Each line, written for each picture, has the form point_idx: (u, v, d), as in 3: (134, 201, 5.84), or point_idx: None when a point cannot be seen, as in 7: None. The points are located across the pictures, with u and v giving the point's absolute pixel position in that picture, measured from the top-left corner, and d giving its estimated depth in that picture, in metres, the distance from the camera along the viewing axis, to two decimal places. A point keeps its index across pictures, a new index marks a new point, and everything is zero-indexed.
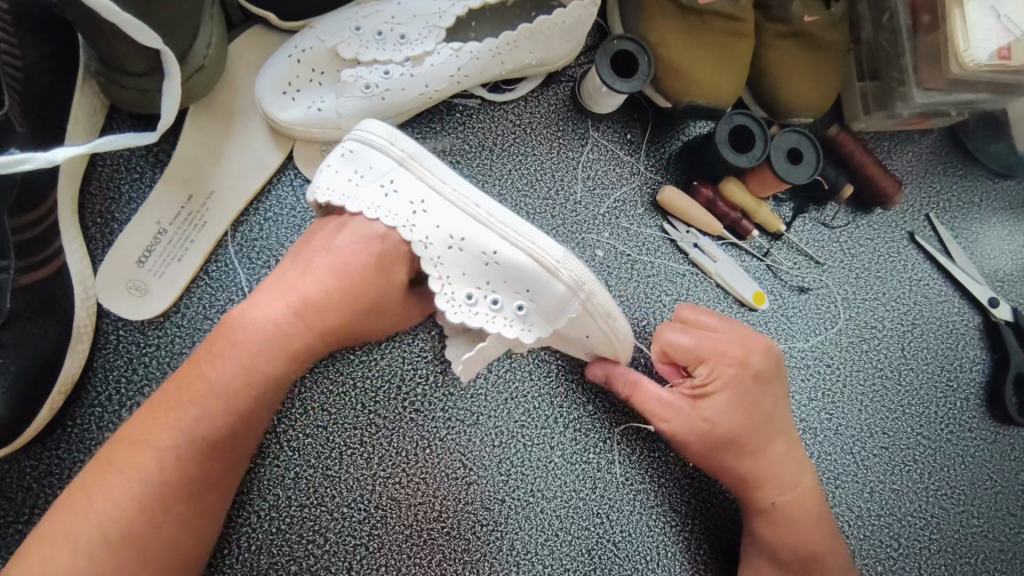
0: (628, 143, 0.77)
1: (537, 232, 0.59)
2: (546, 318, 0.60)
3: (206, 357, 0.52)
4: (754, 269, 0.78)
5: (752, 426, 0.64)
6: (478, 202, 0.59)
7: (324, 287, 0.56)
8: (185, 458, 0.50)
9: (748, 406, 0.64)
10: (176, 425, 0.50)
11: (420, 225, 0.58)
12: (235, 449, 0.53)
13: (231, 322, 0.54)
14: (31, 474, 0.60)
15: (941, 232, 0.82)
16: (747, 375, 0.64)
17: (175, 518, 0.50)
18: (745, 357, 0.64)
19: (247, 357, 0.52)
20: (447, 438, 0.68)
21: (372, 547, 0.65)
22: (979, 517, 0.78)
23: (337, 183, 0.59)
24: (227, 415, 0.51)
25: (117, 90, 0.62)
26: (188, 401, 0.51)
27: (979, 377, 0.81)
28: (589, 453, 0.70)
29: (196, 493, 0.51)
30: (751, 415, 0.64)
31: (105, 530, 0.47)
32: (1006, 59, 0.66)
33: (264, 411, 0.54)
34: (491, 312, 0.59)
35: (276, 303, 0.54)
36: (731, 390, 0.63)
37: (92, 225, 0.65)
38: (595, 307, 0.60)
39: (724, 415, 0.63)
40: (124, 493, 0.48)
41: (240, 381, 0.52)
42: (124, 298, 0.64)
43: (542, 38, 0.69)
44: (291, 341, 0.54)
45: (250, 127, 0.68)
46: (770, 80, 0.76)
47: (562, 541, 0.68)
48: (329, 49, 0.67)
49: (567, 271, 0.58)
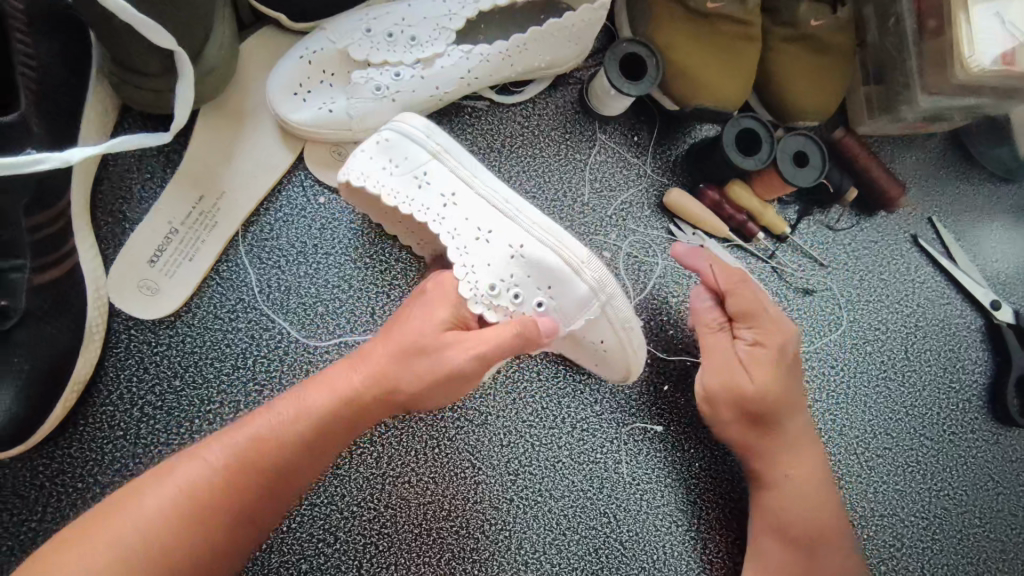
0: (635, 145, 0.78)
1: (562, 232, 0.62)
2: (566, 317, 0.62)
3: (274, 401, 0.54)
4: (760, 271, 0.78)
5: (792, 402, 0.65)
6: (507, 199, 0.63)
7: (401, 354, 0.54)
8: (234, 484, 0.49)
9: (789, 382, 0.65)
10: (233, 446, 0.51)
11: (450, 217, 0.61)
12: (284, 492, 0.53)
13: (317, 380, 0.55)
14: (44, 473, 0.60)
15: (944, 236, 0.83)
16: (788, 354, 0.65)
17: (214, 544, 0.48)
18: (789, 339, 0.66)
19: (316, 402, 0.53)
20: (457, 437, 0.69)
21: (382, 545, 0.65)
22: (981, 517, 0.79)
23: (370, 169, 0.62)
24: (287, 456, 0.51)
25: (130, 90, 0.62)
26: (252, 432, 0.52)
27: (981, 378, 0.82)
28: (597, 453, 0.70)
29: (237, 524, 0.50)
30: (793, 393, 0.66)
31: (146, 538, 0.45)
32: (1010, 64, 0.66)
33: (321, 460, 0.54)
34: (512, 305, 0.61)
35: (351, 368, 0.55)
36: (776, 364, 0.65)
37: (104, 225, 0.65)
38: (613, 311, 0.63)
39: (768, 382, 0.64)
40: (172, 502, 0.47)
41: (303, 424, 0.52)
42: (135, 297, 0.64)
43: (551, 40, 0.69)
44: (365, 398, 0.54)
45: (261, 128, 0.68)
46: (776, 83, 0.76)
47: (570, 541, 0.68)
48: (339, 50, 0.67)
49: (590, 273, 0.61)
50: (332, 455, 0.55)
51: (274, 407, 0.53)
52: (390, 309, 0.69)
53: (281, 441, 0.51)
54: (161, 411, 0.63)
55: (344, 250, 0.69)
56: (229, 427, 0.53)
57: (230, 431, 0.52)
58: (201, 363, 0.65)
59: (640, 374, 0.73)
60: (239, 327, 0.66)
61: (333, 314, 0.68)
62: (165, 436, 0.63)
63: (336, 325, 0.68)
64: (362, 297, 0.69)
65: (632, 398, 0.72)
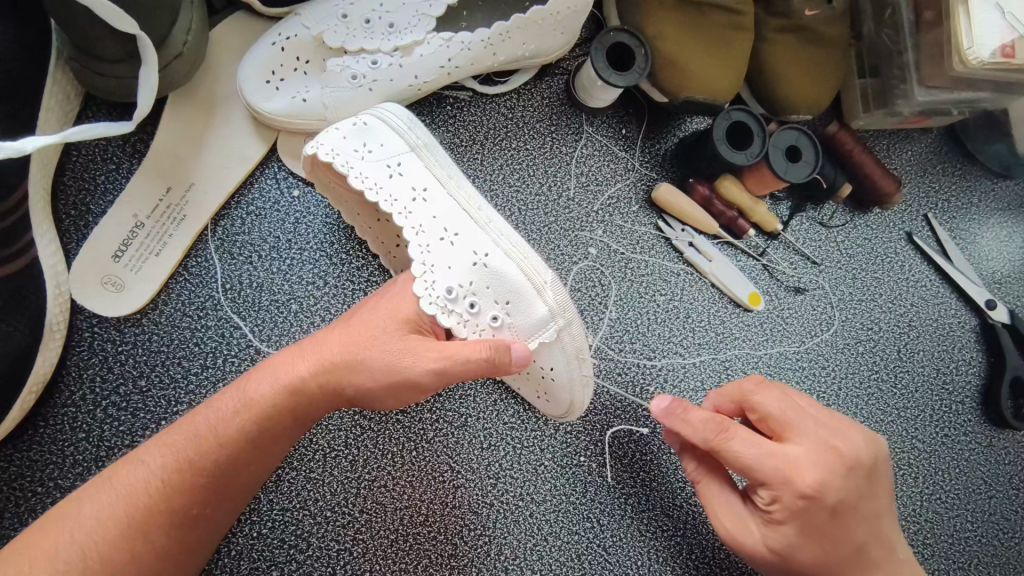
0: (623, 139, 0.75)
1: (528, 249, 0.60)
2: (518, 337, 0.58)
3: (217, 395, 0.52)
4: (750, 269, 0.76)
5: (839, 557, 0.53)
6: (480, 207, 0.61)
7: (351, 348, 0.53)
8: (172, 484, 0.47)
9: (827, 537, 0.52)
10: (173, 447, 0.48)
11: (417, 212, 0.59)
12: (233, 488, 0.51)
13: (258, 370, 0.53)
14: (2, 476, 0.58)
15: (940, 233, 0.80)
16: (821, 507, 0.50)
17: (159, 548, 0.47)
18: (821, 488, 0.50)
19: (259, 393, 0.51)
20: (435, 440, 0.67)
21: (356, 551, 0.63)
22: (974, 521, 0.77)
23: (342, 148, 0.59)
24: (227, 450, 0.49)
25: (91, 76, 0.59)
26: (192, 429, 0.49)
27: (975, 379, 0.80)
28: (580, 456, 0.68)
29: (184, 524, 0.48)
30: (835, 547, 0.53)
31: (84, 548, 0.44)
32: (1010, 57, 0.63)
33: (269, 452, 0.52)
34: (464, 313, 0.57)
35: (296, 356, 0.53)
36: (803, 524, 0.51)
37: (66, 218, 0.62)
38: (569, 337, 0.60)
39: (794, 547, 0.52)
40: (110, 509, 0.45)
41: (246, 417, 0.50)
42: (99, 294, 0.61)
43: (536, 29, 0.66)
44: (309, 383, 0.52)
45: (232, 117, 0.66)
46: (768, 74, 0.74)
47: (552, 546, 0.66)
48: (314, 37, 0.64)
49: (552, 294, 0.58)
50: (280, 446, 0.53)
51: (214, 401, 0.51)
52: None
53: (221, 437, 0.49)
54: (126, 413, 0.61)
55: (319, 245, 0.67)
56: (172, 425, 0.51)
57: (172, 429, 0.50)
58: (169, 362, 0.62)
59: (626, 374, 0.71)
60: (208, 325, 0.63)
61: (307, 312, 0.65)
62: (130, 439, 0.61)
63: (310, 324, 0.65)
64: (337, 294, 0.66)
65: (618, 400, 0.70)
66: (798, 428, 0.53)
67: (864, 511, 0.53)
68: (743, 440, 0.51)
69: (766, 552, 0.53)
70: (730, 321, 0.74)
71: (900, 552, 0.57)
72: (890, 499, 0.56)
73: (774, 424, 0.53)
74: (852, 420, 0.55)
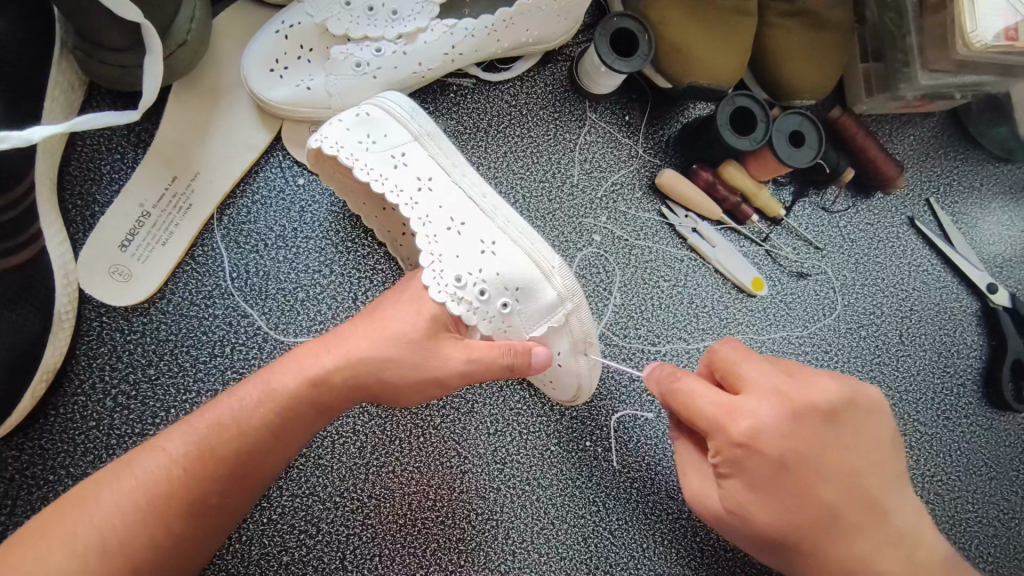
0: (626, 125, 0.75)
1: (535, 236, 0.61)
2: (526, 323, 0.59)
3: (239, 384, 0.52)
4: (753, 254, 0.76)
5: (804, 519, 0.50)
6: (485, 195, 0.61)
7: (372, 348, 0.53)
8: (189, 470, 0.47)
9: (782, 493, 0.49)
10: (194, 434, 0.49)
11: (424, 202, 0.59)
12: (254, 478, 0.51)
13: (283, 361, 0.53)
14: (14, 465, 0.58)
15: (941, 217, 0.81)
16: (762, 456, 0.48)
17: (176, 536, 0.47)
18: (756, 435, 0.48)
19: (281, 387, 0.51)
20: (443, 426, 0.67)
21: (365, 536, 0.64)
22: (974, 502, 0.78)
23: (346, 141, 0.59)
24: (245, 439, 0.49)
25: (95, 66, 0.59)
26: (214, 418, 0.50)
27: (976, 363, 0.81)
28: (586, 441, 0.69)
29: (202, 511, 0.48)
30: (797, 506, 0.49)
31: (102, 532, 0.45)
32: (1014, 40, 0.63)
33: (290, 443, 0.52)
34: (474, 301, 0.57)
35: (321, 350, 0.53)
36: (750, 477, 0.49)
37: (72, 208, 0.62)
38: (577, 322, 0.61)
39: (748, 507, 0.50)
40: (129, 494, 0.46)
41: (268, 409, 0.50)
42: (107, 283, 0.62)
43: (539, 15, 0.66)
44: (332, 378, 0.52)
45: (235, 106, 0.65)
46: (772, 59, 0.74)
47: (558, 530, 0.67)
48: (318, 24, 0.64)
49: (560, 280, 0.59)
50: (302, 437, 0.53)
51: (236, 391, 0.51)
52: (374, 294, 0.67)
53: (242, 427, 0.49)
54: (135, 402, 0.61)
55: (325, 233, 0.67)
56: (193, 413, 0.51)
57: (195, 417, 0.50)
58: (177, 351, 0.63)
59: (631, 360, 0.71)
60: (215, 313, 0.64)
61: (314, 300, 0.66)
62: (140, 427, 0.61)
63: (317, 312, 0.65)
64: (343, 283, 0.67)
65: (622, 385, 0.71)
66: (750, 379, 0.51)
67: (824, 464, 0.50)
68: (686, 388, 0.51)
69: (727, 515, 0.51)
70: (733, 306, 0.75)
71: (889, 518, 0.51)
72: (868, 457, 0.52)
73: (730, 378, 0.52)
74: (818, 370, 0.53)
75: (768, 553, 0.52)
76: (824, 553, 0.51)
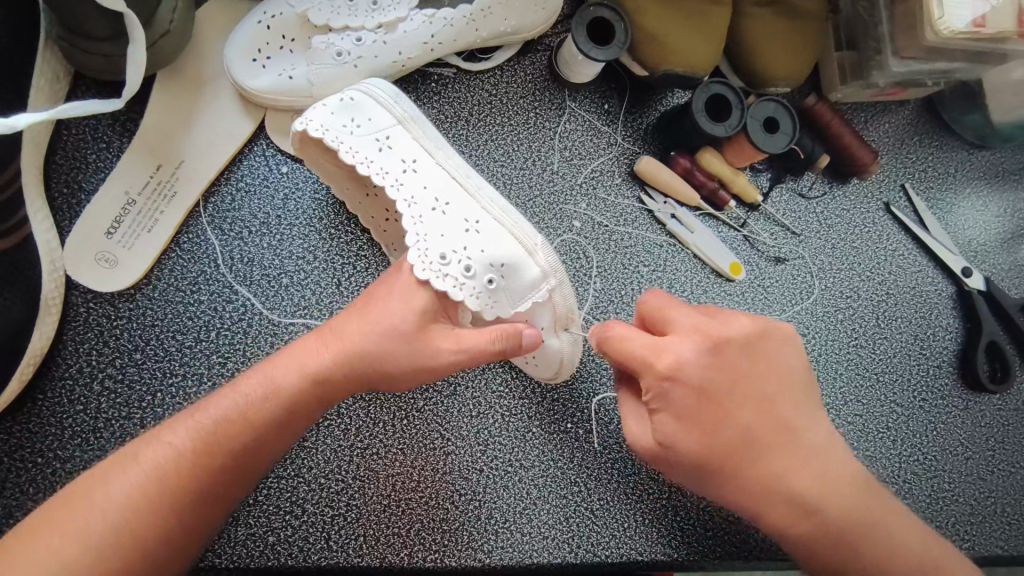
0: (606, 113, 0.77)
1: (517, 214, 0.62)
2: (512, 299, 0.60)
3: (242, 378, 0.53)
4: (731, 239, 0.78)
5: (725, 443, 0.53)
6: (469, 176, 0.63)
7: (369, 341, 0.53)
8: (198, 461, 0.49)
9: (703, 422, 0.53)
10: (200, 427, 0.50)
11: (408, 183, 0.60)
12: (260, 465, 0.52)
13: (285, 355, 0.54)
14: (3, 448, 0.60)
15: (917, 203, 0.82)
16: (685, 385, 0.52)
17: (184, 525, 0.48)
18: (678, 368, 0.52)
19: (284, 381, 0.52)
20: (425, 408, 0.68)
21: (350, 517, 0.65)
22: (950, 482, 0.79)
23: (330, 124, 0.60)
24: (251, 434, 0.50)
25: (79, 55, 0.60)
26: (220, 413, 0.51)
27: (952, 345, 0.82)
28: (567, 423, 0.70)
29: (210, 501, 0.50)
30: (717, 430, 0.53)
31: (115, 522, 0.46)
32: (981, 27, 0.65)
33: (294, 434, 0.53)
34: (460, 277, 0.57)
35: (321, 345, 0.54)
36: (675, 408, 0.53)
37: (59, 196, 0.64)
38: (561, 297, 0.62)
39: (675, 437, 0.53)
40: (139, 486, 0.47)
41: (275, 404, 0.51)
42: (93, 269, 0.63)
43: (517, 4, 0.68)
44: (329, 373, 0.52)
45: (219, 96, 0.67)
46: (747, 48, 0.75)
47: (540, 510, 0.68)
48: (299, 15, 0.66)
49: (543, 256, 0.61)
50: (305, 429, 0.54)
51: (240, 384, 0.53)
52: (356, 280, 0.68)
53: (247, 421, 0.51)
54: (122, 386, 0.62)
55: (309, 221, 0.68)
56: (196, 407, 0.52)
57: (199, 410, 0.51)
58: (163, 336, 0.64)
59: None
60: (201, 299, 0.65)
61: (298, 286, 0.67)
62: (127, 411, 0.62)
63: (301, 297, 0.67)
64: (327, 268, 0.68)
65: (603, 367, 0.72)
66: (677, 321, 0.55)
67: (742, 390, 0.54)
68: (621, 335, 0.54)
69: (658, 448, 0.54)
70: (712, 291, 0.76)
71: (802, 439, 0.55)
72: (780, 387, 0.55)
73: (662, 324, 0.56)
74: (737, 310, 0.57)
75: (702, 486, 0.55)
76: (746, 477, 0.54)
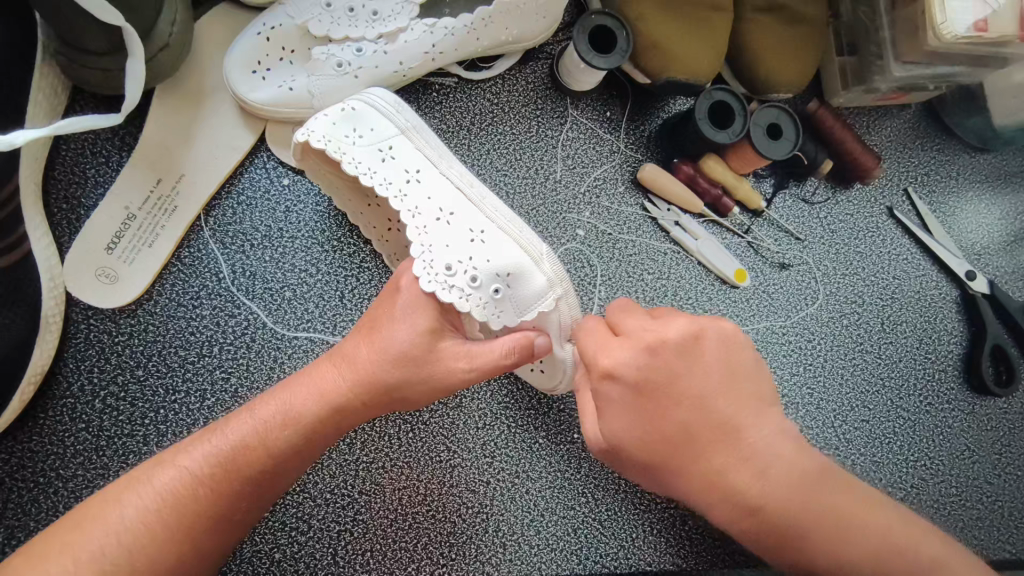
0: (608, 121, 0.76)
1: (522, 225, 0.62)
2: (518, 308, 0.59)
3: (259, 401, 0.52)
4: (735, 246, 0.78)
5: (663, 441, 0.51)
6: (472, 185, 0.63)
7: (384, 367, 0.53)
8: (214, 486, 0.48)
9: (641, 420, 0.52)
10: (216, 452, 0.49)
11: (412, 194, 0.60)
12: (277, 489, 0.52)
13: (301, 378, 0.54)
14: (3, 468, 0.59)
15: (920, 207, 0.82)
16: (618, 383, 0.52)
17: (202, 550, 0.48)
18: (612, 366, 0.52)
19: (303, 409, 0.51)
20: (431, 421, 0.68)
21: (357, 532, 0.64)
22: (957, 486, 0.79)
23: (333, 134, 0.60)
24: (270, 461, 0.50)
25: (77, 69, 0.60)
26: (238, 438, 0.50)
27: (956, 349, 0.82)
28: (574, 433, 0.70)
29: (226, 526, 0.49)
30: (656, 429, 0.51)
31: (129, 548, 0.45)
32: (983, 31, 0.65)
33: (310, 459, 0.53)
34: (466, 287, 0.57)
35: (337, 368, 0.53)
36: (615, 406, 0.53)
37: (58, 212, 0.63)
38: (566, 307, 0.61)
39: (616, 434, 0.53)
40: (154, 510, 0.47)
41: (296, 431, 0.51)
42: (93, 286, 0.62)
43: (518, 13, 0.67)
44: (348, 400, 0.52)
45: (219, 108, 0.66)
46: (748, 54, 0.75)
47: (549, 522, 0.68)
48: (299, 26, 0.65)
49: (548, 264, 0.61)
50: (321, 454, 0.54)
51: (256, 407, 0.52)
52: (359, 292, 0.67)
53: (264, 447, 0.50)
54: (124, 403, 0.62)
55: (311, 233, 0.68)
56: (209, 429, 0.52)
57: (213, 433, 0.51)
58: (164, 351, 0.63)
59: None
60: (203, 314, 0.64)
61: (301, 299, 0.66)
62: (129, 429, 0.61)
63: (304, 310, 0.66)
64: (330, 281, 0.67)
65: None
66: (624, 323, 0.54)
67: (682, 390, 0.52)
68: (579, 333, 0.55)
69: (605, 445, 0.54)
70: (717, 298, 0.76)
71: (746, 435, 0.51)
72: (731, 389, 0.52)
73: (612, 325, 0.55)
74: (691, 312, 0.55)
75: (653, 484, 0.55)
76: (688, 472, 0.51)
